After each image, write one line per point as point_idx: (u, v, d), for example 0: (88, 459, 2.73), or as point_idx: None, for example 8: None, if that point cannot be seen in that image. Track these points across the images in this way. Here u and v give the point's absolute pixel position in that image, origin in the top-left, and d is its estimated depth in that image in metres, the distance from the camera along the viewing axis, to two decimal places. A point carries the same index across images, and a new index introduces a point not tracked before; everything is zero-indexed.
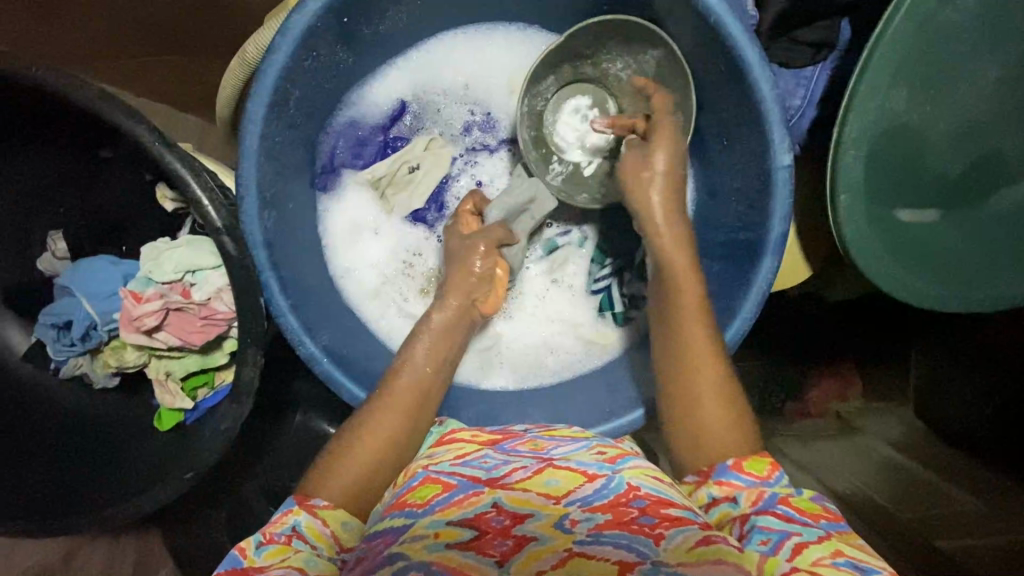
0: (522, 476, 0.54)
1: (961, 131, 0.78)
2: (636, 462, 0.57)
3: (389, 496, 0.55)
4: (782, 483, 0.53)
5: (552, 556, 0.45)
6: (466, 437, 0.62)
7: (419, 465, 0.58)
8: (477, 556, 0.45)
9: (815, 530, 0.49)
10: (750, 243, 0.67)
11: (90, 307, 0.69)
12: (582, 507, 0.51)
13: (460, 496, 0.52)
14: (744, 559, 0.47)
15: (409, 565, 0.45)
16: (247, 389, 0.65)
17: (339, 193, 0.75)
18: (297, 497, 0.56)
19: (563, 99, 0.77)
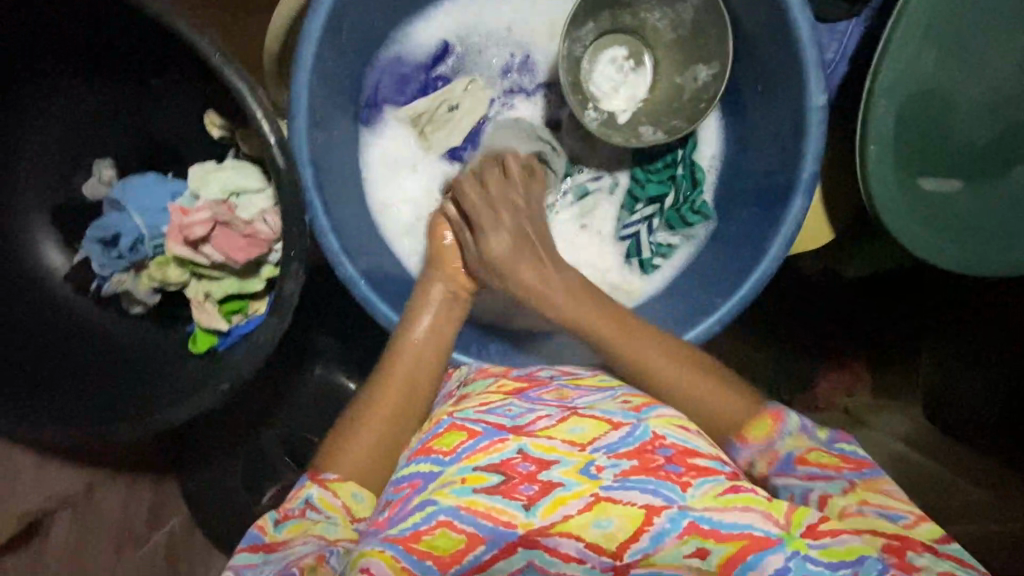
0: (546, 424, 0.55)
1: (984, 97, 0.80)
2: (662, 411, 0.57)
3: (417, 442, 0.59)
4: (791, 438, 0.56)
5: (579, 500, 0.50)
6: (490, 388, 0.64)
7: (445, 413, 0.61)
8: (505, 501, 0.49)
9: (840, 482, 0.53)
10: (783, 185, 0.70)
11: (139, 222, 0.74)
12: (606, 454, 0.52)
13: (485, 444, 0.54)
14: (771, 507, 0.50)
15: (439, 510, 0.49)
16: (287, 300, 0.66)
17: (379, 127, 0.78)
18: (311, 474, 0.60)
19: (602, 49, 0.79)
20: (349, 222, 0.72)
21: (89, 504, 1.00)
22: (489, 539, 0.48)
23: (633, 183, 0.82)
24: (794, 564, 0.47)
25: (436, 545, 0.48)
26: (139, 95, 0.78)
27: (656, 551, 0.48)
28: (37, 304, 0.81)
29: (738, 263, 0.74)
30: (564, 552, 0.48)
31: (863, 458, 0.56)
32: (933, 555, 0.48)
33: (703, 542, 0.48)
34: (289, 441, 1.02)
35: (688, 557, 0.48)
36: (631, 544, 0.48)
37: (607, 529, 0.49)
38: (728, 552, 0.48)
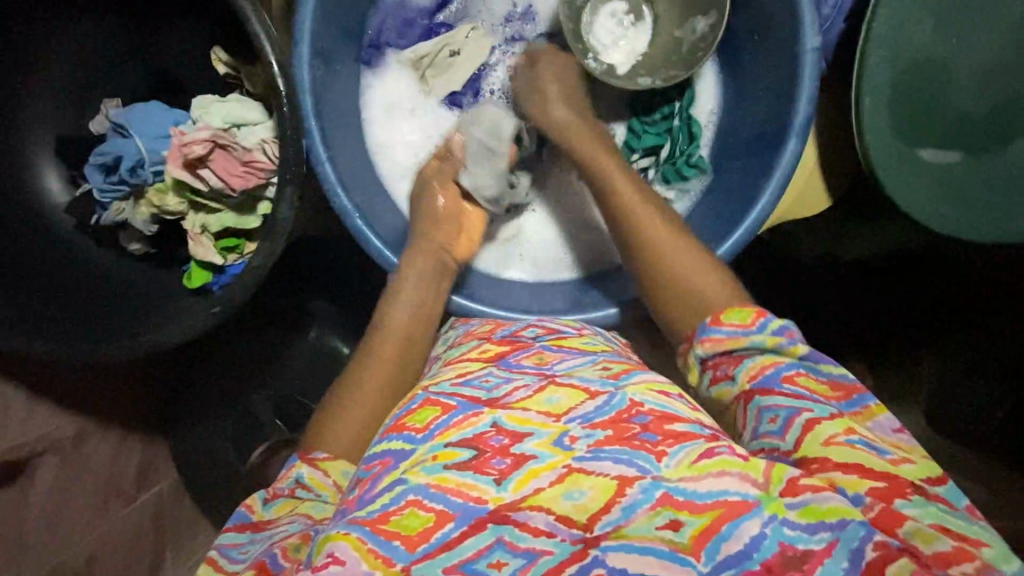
0: (522, 396, 0.50)
1: (997, 66, 0.76)
2: (642, 377, 0.53)
3: (390, 418, 0.53)
4: (767, 333, 0.55)
5: (550, 473, 0.45)
6: (471, 356, 0.60)
7: (420, 387, 0.55)
8: (475, 476, 0.44)
9: (828, 407, 0.49)
10: (776, 131, 0.72)
11: (141, 144, 0.76)
12: (581, 424, 0.48)
13: (459, 418, 0.48)
14: (748, 467, 0.44)
15: (408, 488, 0.44)
16: (282, 225, 0.68)
17: (384, 70, 0.82)
18: (301, 453, 0.58)
19: (602, 2, 0.83)
20: (347, 155, 0.75)
21: (76, 454, 0.97)
22: (459, 516, 0.43)
23: (629, 135, 0.84)
24: (771, 531, 0.42)
25: (404, 526, 0.43)
26: (148, 24, 0.80)
27: (628, 522, 0.43)
28: (37, 233, 0.82)
29: (724, 218, 0.76)
30: (534, 526, 0.43)
31: (854, 382, 0.53)
32: (920, 499, 0.44)
33: (676, 514, 0.43)
34: (280, 403, 0.98)
35: (660, 529, 0.42)
36: (602, 516, 0.43)
37: (579, 501, 0.44)
38: (703, 524, 0.42)
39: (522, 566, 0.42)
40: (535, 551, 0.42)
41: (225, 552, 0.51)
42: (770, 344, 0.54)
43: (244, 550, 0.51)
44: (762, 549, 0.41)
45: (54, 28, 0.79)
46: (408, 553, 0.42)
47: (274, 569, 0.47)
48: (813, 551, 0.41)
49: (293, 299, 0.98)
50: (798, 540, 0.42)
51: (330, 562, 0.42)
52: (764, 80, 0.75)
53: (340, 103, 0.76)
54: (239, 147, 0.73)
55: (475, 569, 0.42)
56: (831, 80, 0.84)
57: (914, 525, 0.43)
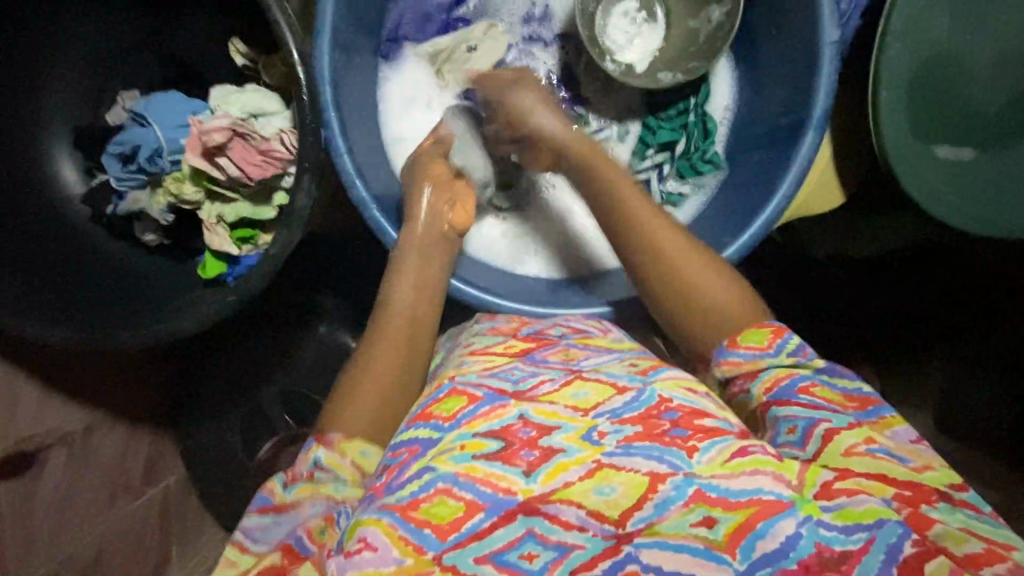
0: (549, 389, 0.51)
1: (1011, 61, 0.76)
2: (670, 373, 0.53)
3: (417, 406, 0.53)
4: (784, 355, 0.55)
5: (580, 468, 0.45)
6: (496, 349, 0.60)
7: (447, 376, 0.55)
8: (504, 466, 0.45)
9: (845, 417, 0.49)
10: (794, 125, 0.73)
11: (159, 133, 0.76)
12: (610, 419, 0.48)
13: (486, 408, 0.49)
14: (782, 468, 0.44)
15: (437, 476, 0.44)
16: (299, 215, 0.68)
17: (400, 65, 0.83)
18: (315, 435, 0.57)
19: (613, 3, 0.83)
20: (363, 146, 0.75)
21: (84, 447, 0.96)
22: (489, 506, 0.43)
23: (644, 131, 0.85)
24: (807, 531, 0.41)
25: (434, 514, 0.43)
26: (168, 18, 0.80)
27: (660, 519, 0.42)
28: (51, 223, 0.82)
29: (740, 212, 0.76)
30: (565, 520, 0.43)
31: (870, 396, 0.52)
32: (946, 505, 0.44)
33: (709, 510, 0.43)
34: (291, 406, 0.93)
35: (694, 526, 0.42)
36: (633, 512, 0.43)
37: (610, 496, 0.44)
38: (738, 522, 0.42)
39: (554, 560, 0.41)
40: (566, 545, 0.42)
41: (249, 533, 0.51)
42: (786, 362, 0.55)
43: (268, 530, 0.51)
44: (798, 549, 0.41)
45: (76, 21, 0.79)
46: (439, 542, 0.42)
47: (302, 552, 0.47)
48: (850, 551, 0.41)
49: (302, 296, 0.95)
50: (835, 541, 0.41)
51: (362, 549, 0.42)
52: (781, 74, 0.76)
53: (357, 94, 0.77)
54: (258, 138, 0.74)
55: (507, 560, 0.41)
56: (846, 76, 0.84)
57: (943, 529, 0.42)
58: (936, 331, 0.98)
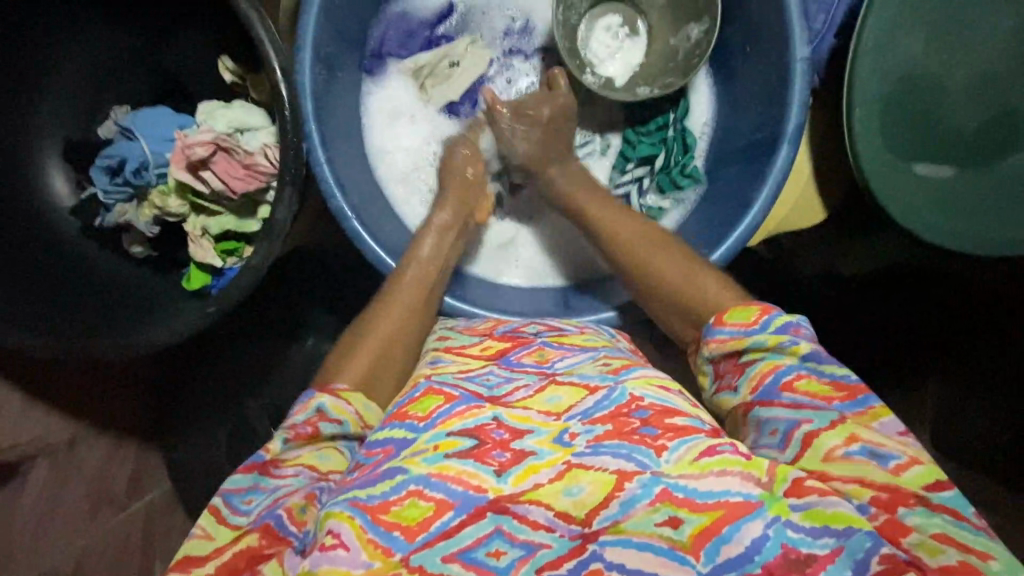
0: (522, 395, 0.52)
1: (987, 78, 0.77)
2: (641, 373, 0.55)
3: (392, 407, 0.54)
4: (770, 332, 0.53)
5: (551, 469, 0.45)
6: (473, 351, 0.62)
7: (422, 376, 0.57)
8: (476, 464, 0.45)
9: (828, 414, 0.48)
10: (768, 140, 0.74)
11: (145, 147, 0.78)
12: (581, 420, 0.49)
13: (460, 408, 0.50)
14: (751, 466, 0.45)
15: (408, 478, 0.44)
16: (279, 227, 0.69)
17: (384, 79, 0.85)
18: (317, 387, 0.57)
19: (597, 17, 0.86)
20: (344, 160, 0.77)
21: (69, 459, 0.96)
22: (459, 504, 0.43)
23: (624, 145, 0.87)
24: (775, 532, 0.41)
25: (404, 516, 0.42)
26: (161, 35, 0.83)
27: (626, 517, 0.42)
28: (40, 234, 0.84)
29: (715, 226, 0.77)
30: (532, 520, 0.42)
31: (858, 383, 0.50)
32: (924, 510, 0.43)
33: (675, 511, 0.42)
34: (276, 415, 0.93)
35: (660, 525, 0.42)
36: (600, 511, 0.43)
37: (577, 496, 0.44)
38: (703, 525, 0.42)
39: (521, 557, 0.41)
40: (534, 543, 0.42)
41: (229, 500, 0.48)
42: (771, 349, 0.53)
43: (248, 499, 0.48)
44: (764, 552, 0.41)
45: (68, 36, 0.82)
46: (407, 543, 0.41)
47: (282, 533, 0.46)
48: (815, 556, 0.40)
49: (288, 306, 0.96)
50: (801, 543, 0.41)
51: (335, 545, 0.41)
52: (755, 91, 0.77)
53: (340, 108, 0.78)
54: (241, 150, 0.75)
55: (474, 558, 0.41)
56: (825, 93, 0.85)
57: (919, 537, 0.42)
58: (927, 344, 0.97)
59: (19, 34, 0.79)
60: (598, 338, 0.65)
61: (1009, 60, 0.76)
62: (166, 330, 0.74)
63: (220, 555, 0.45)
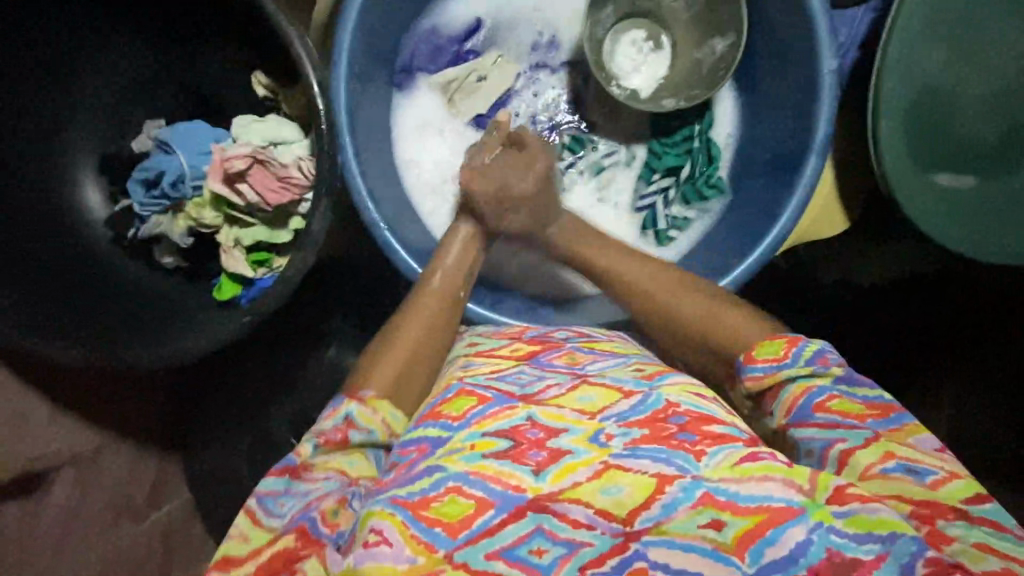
0: (555, 393, 0.50)
1: (1010, 90, 0.78)
2: (676, 379, 0.54)
3: (424, 408, 0.53)
4: (801, 363, 0.54)
5: (588, 468, 0.44)
6: (503, 353, 0.60)
7: (455, 377, 0.56)
8: (514, 465, 0.44)
9: (863, 432, 0.49)
10: (797, 150, 0.75)
11: (182, 159, 0.80)
12: (617, 422, 0.48)
13: (494, 410, 0.49)
14: (792, 474, 0.44)
15: (447, 476, 0.44)
16: (314, 237, 0.70)
17: (413, 94, 0.87)
18: (347, 392, 0.57)
19: (622, 32, 0.87)
20: (377, 172, 0.78)
21: (93, 467, 0.96)
22: (500, 503, 0.42)
23: (650, 156, 0.87)
24: (818, 537, 0.41)
25: (444, 512, 0.42)
26: (187, 47, 0.85)
27: (668, 519, 0.42)
28: (74, 244, 0.85)
29: (742, 237, 0.78)
30: (573, 519, 0.42)
31: (891, 403, 0.52)
32: (965, 521, 0.44)
33: (718, 513, 0.42)
34: (297, 426, 0.94)
35: (703, 527, 0.42)
36: (641, 512, 0.42)
37: (617, 496, 0.43)
38: (747, 526, 0.41)
39: (564, 556, 0.41)
40: (575, 542, 0.41)
41: (262, 502, 0.49)
42: (804, 372, 0.54)
43: (281, 502, 0.49)
44: (809, 555, 0.40)
45: (102, 49, 0.84)
46: (450, 539, 0.41)
47: (315, 536, 0.46)
48: (861, 561, 0.40)
49: (311, 316, 0.96)
50: (846, 548, 0.41)
51: (378, 541, 0.41)
52: (782, 103, 0.79)
53: (371, 121, 0.80)
54: (276, 163, 0.77)
55: (517, 555, 0.41)
56: (848, 104, 0.86)
57: (960, 546, 0.42)
58: (946, 355, 0.97)
59: (19, 34, 0.78)
60: (629, 348, 0.64)
61: None
62: (197, 338, 0.75)
63: (257, 557, 0.46)
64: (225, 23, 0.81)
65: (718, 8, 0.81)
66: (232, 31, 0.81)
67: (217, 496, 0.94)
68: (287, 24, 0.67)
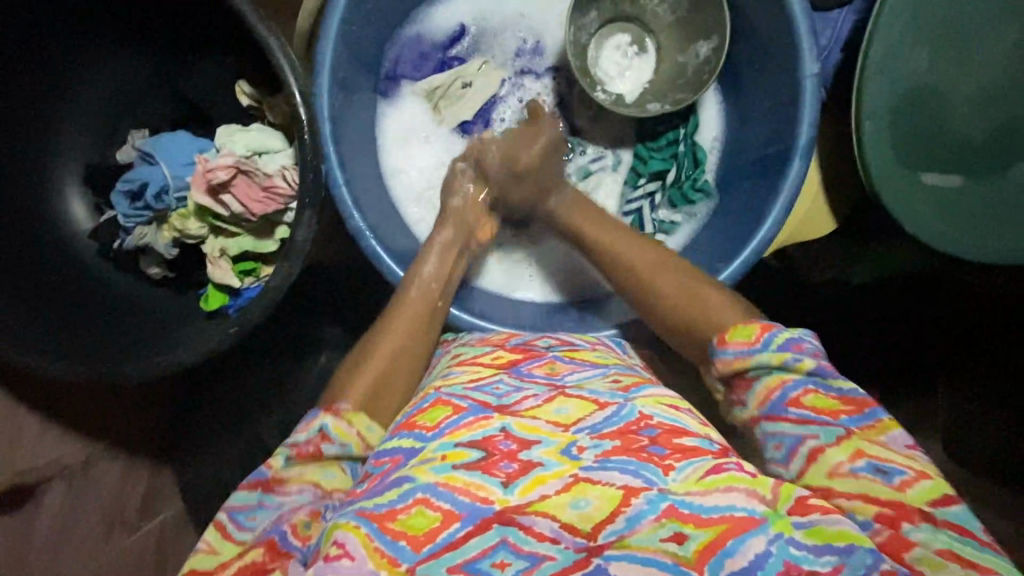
0: (531, 404, 0.50)
1: (992, 89, 0.78)
2: (651, 392, 0.53)
3: (402, 416, 0.53)
4: (772, 350, 0.52)
5: (557, 481, 0.44)
6: (485, 360, 0.60)
7: (433, 388, 0.55)
8: (483, 476, 0.44)
9: (835, 429, 0.48)
10: (780, 153, 0.76)
11: (166, 171, 0.79)
12: (589, 434, 0.47)
13: (470, 419, 0.49)
14: (756, 484, 0.44)
15: (416, 486, 0.43)
16: (299, 248, 0.70)
17: (399, 101, 0.87)
18: (323, 406, 0.56)
19: (606, 36, 0.88)
20: (362, 180, 0.78)
21: (83, 479, 0.95)
22: (466, 515, 0.42)
23: (635, 160, 0.88)
24: (777, 549, 0.41)
25: (411, 525, 0.42)
26: (172, 56, 0.85)
27: (632, 532, 0.42)
28: (60, 257, 0.85)
29: (728, 241, 0.79)
30: (538, 531, 0.41)
31: (864, 396, 0.50)
32: (930, 526, 0.43)
33: (681, 526, 0.42)
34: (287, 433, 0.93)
35: (665, 541, 0.41)
36: (606, 525, 0.42)
37: (584, 510, 0.43)
38: (708, 539, 0.41)
39: (525, 569, 0.40)
40: (538, 555, 0.41)
41: (234, 516, 0.49)
42: (775, 362, 0.52)
43: (253, 515, 0.49)
44: (767, 568, 0.40)
45: (86, 63, 0.84)
46: (413, 554, 0.41)
47: (285, 549, 0.46)
48: (818, 572, 0.40)
49: (302, 325, 0.97)
50: (803, 560, 0.41)
51: (340, 555, 0.41)
52: (765, 106, 0.79)
53: (356, 129, 0.80)
54: (259, 171, 0.77)
55: (479, 568, 0.40)
56: (831, 106, 0.87)
57: (922, 552, 0.42)
58: (934, 352, 0.97)
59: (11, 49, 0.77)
60: (612, 356, 0.64)
61: (1015, 71, 0.77)
62: (182, 350, 0.75)
63: (225, 570, 0.46)
64: (220, 24, 0.77)
65: (702, 12, 0.81)
66: (218, 39, 0.81)
67: (207, 506, 0.94)
68: (268, 33, 0.67)
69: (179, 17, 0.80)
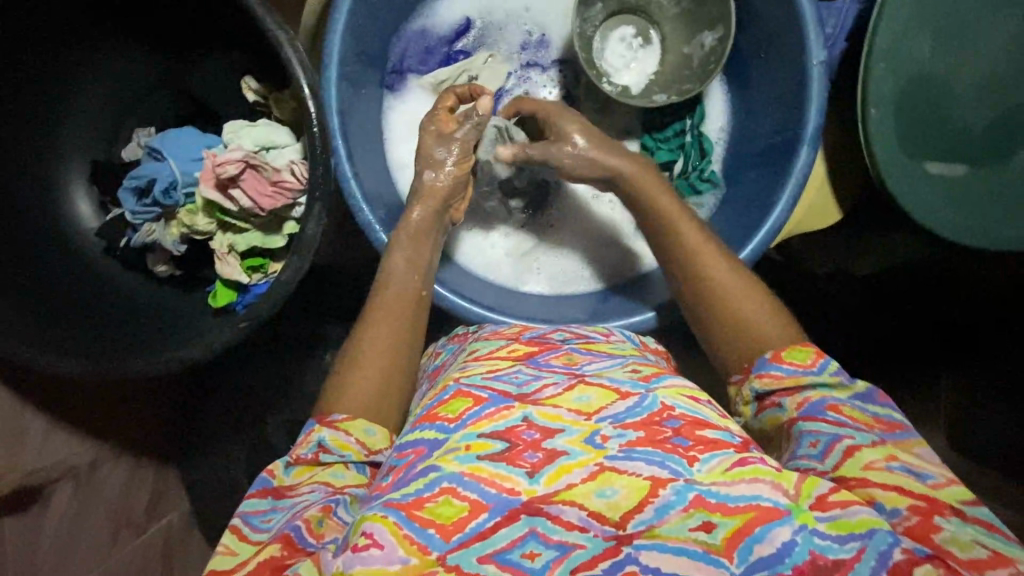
0: (552, 392, 0.50)
1: (997, 76, 0.78)
2: (671, 382, 0.53)
3: (420, 409, 0.52)
4: (828, 375, 0.54)
5: (582, 470, 0.44)
6: (501, 353, 0.60)
7: (451, 379, 0.55)
8: (509, 467, 0.44)
9: (870, 435, 0.50)
10: (789, 140, 0.76)
11: (173, 167, 0.79)
12: (612, 423, 0.47)
13: (491, 410, 0.48)
14: (780, 478, 0.44)
15: (442, 476, 0.43)
16: (309, 241, 0.70)
17: (404, 95, 0.87)
18: (318, 416, 0.57)
19: (611, 29, 0.88)
20: (369, 174, 0.78)
21: (90, 483, 0.93)
22: (493, 506, 0.42)
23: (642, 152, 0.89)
24: (803, 539, 0.41)
25: (439, 513, 0.42)
26: (180, 54, 0.85)
27: (661, 522, 0.42)
28: (67, 256, 0.84)
29: (738, 229, 0.79)
30: (566, 521, 0.42)
31: (898, 421, 0.52)
32: (959, 520, 0.43)
33: (709, 515, 0.42)
34: (295, 430, 0.92)
35: (694, 530, 0.42)
36: (634, 514, 0.42)
37: (611, 498, 0.43)
38: (736, 527, 0.41)
39: (556, 558, 0.41)
40: (568, 544, 0.41)
41: (247, 520, 0.50)
42: (829, 382, 0.54)
43: (267, 518, 0.50)
44: (794, 554, 0.40)
45: (97, 59, 0.84)
46: (443, 542, 0.41)
47: (302, 545, 0.46)
48: (842, 561, 0.40)
49: (311, 322, 0.97)
50: (828, 550, 0.41)
51: (368, 545, 0.41)
52: (773, 93, 0.79)
53: (362, 123, 0.80)
54: (267, 164, 0.77)
55: (510, 559, 0.40)
56: (836, 95, 0.87)
57: (949, 534, 0.43)
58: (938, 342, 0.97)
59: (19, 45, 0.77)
60: (625, 348, 0.64)
61: (1021, 57, 0.78)
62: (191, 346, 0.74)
63: (244, 567, 0.46)
64: (227, 18, 0.78)
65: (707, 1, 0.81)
66: (225, 35, 0.81)
67: (218, 503, 0.94)
68: (274, 22, 0.66)
69: (189, 16, 0.81)
